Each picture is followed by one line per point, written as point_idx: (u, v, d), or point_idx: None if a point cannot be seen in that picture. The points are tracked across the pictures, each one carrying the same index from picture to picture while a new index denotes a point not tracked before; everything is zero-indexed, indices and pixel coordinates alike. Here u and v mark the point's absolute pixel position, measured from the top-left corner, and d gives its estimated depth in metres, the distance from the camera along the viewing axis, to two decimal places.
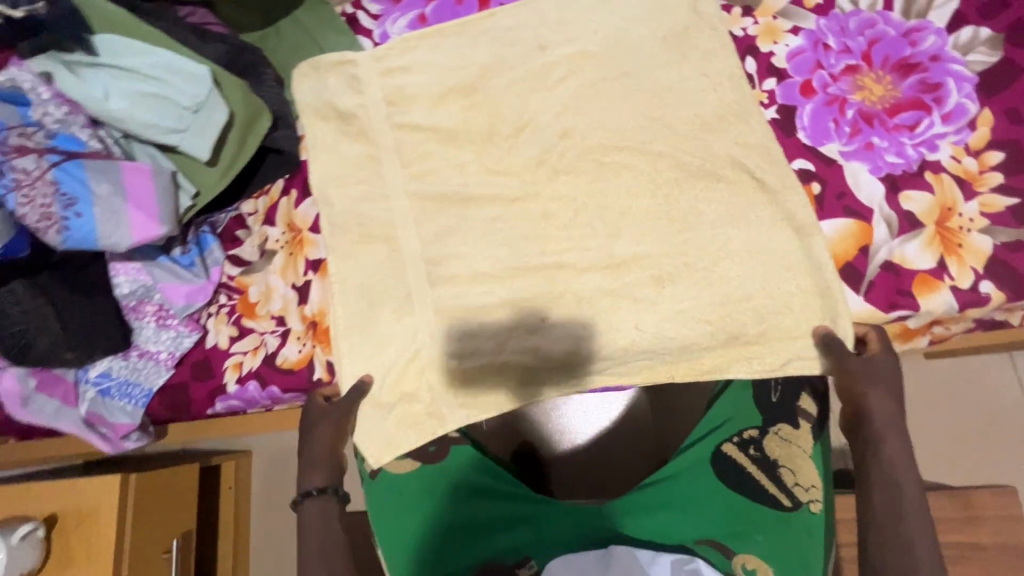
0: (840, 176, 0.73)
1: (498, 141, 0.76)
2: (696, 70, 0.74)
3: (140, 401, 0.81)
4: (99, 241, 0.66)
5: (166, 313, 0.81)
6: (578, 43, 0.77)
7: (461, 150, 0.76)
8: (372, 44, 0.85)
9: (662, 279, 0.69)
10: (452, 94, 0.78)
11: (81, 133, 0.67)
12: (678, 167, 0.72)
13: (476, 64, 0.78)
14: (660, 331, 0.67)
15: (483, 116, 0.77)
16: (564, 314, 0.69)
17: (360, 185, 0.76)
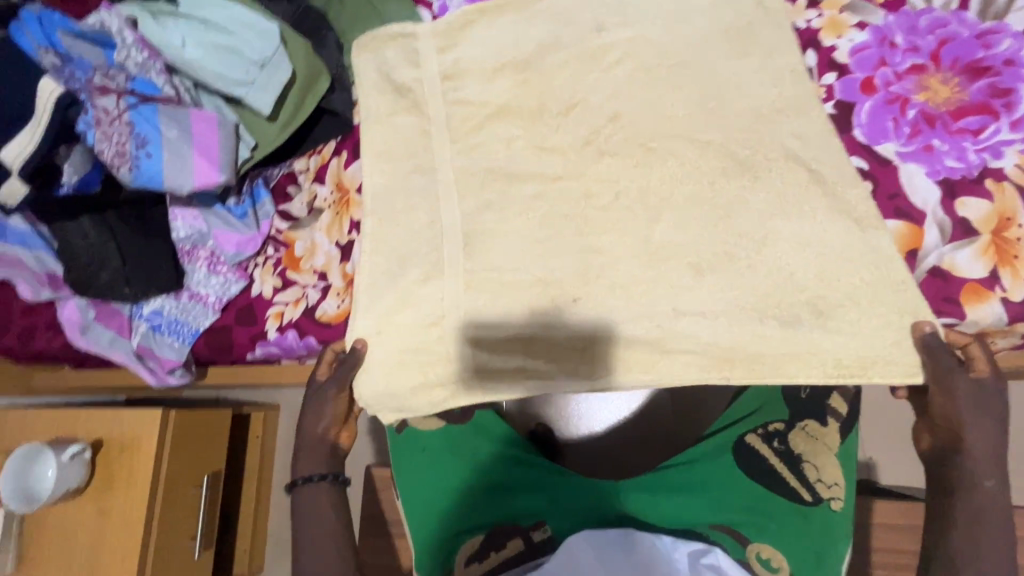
0: (894, 176, 0.71)
1: (547, 119, 0.76)
2: (756, 66, 0.74)
3: (187, 339, 0.86)
4: (165, 183, 0.70)
5: (218, 259, 0.85)
6: (637, 28, 0.77)
7: (510, 124, 0.76)
8: (431, 17, 0.85)
9: (701, 268, 0.67)
10: (507, 69, 0.78)
11: (157, 79, 0.71)
12: (727, 157, 0.71)
13: (532, 42, 0.78)
14: (700, 308, 0.64)
15: (535, 94, 0.77)
16: (598, 296, 0.67)
17: (409, 157, 0.76)
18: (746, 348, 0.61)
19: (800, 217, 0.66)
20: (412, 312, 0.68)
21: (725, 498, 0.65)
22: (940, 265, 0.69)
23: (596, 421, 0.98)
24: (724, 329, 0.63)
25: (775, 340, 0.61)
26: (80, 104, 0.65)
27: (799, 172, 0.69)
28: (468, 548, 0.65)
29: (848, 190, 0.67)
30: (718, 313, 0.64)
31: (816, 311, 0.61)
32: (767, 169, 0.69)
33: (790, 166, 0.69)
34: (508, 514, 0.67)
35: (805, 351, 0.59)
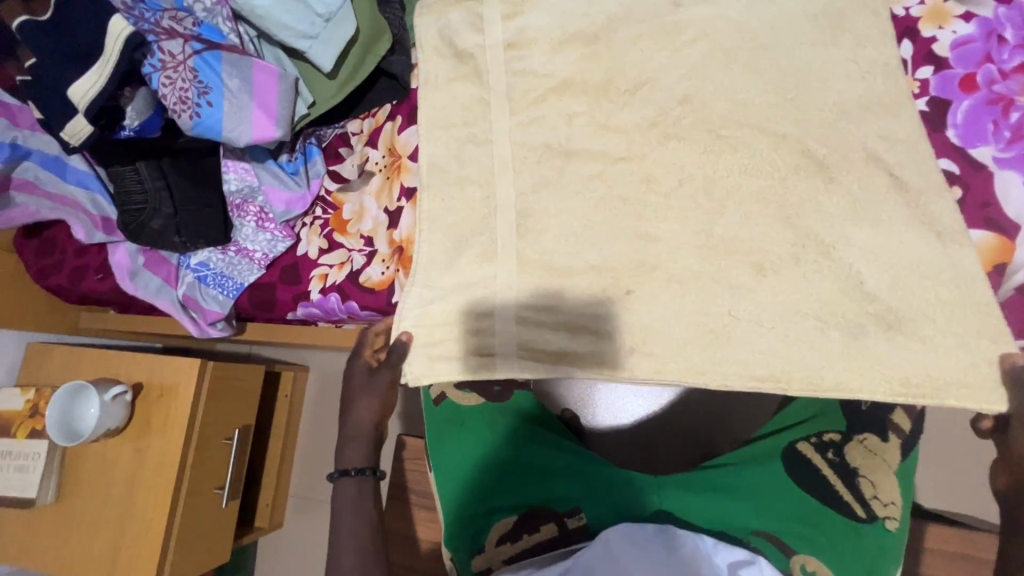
0: (988, 184, 0.66)
1: (613, 96, 0.66)
2: (847, 55, 0.62)
3: (231, 293, 0.87)
4: (223, 133, 0.69)
5: (266, 216, 0.85)
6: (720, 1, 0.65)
7: (572, 99, 0.67)
8: None
9: (763, 267, 0.58)
10: (572, 42, 0.68)
11: (223, 26, 0.70)
12: (803, 154, 0.60)
13: (603, 12, 0.68)
14: (757, 315, 0.57)
15: (603, 68, 0.67)
16: (649, 291, 0.60)
17: (464, 128, 0.69)
18: (804, 368, 0.55)
19: (874, 226, 0.57)
20: (452, 292, 0.64)
21: (769, 506, 0.62)
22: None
23: (624, 412, 0.94)
24: (783, 349, 0.55)
25: (831, 357, 0.55)
26: (146, 45, 0.63)
27: (880, 178, 0.59)
28: (500, 526, 0.66)
29: (932, 202, 0.58)
30: (776, 319, 0.56)
31: (883, 322, 0.55)
32: (843, 172, 0.59)
33: (870, 170, 0.59)
34: (542, 497, 0.66)
35: (883, 366, 0.54)
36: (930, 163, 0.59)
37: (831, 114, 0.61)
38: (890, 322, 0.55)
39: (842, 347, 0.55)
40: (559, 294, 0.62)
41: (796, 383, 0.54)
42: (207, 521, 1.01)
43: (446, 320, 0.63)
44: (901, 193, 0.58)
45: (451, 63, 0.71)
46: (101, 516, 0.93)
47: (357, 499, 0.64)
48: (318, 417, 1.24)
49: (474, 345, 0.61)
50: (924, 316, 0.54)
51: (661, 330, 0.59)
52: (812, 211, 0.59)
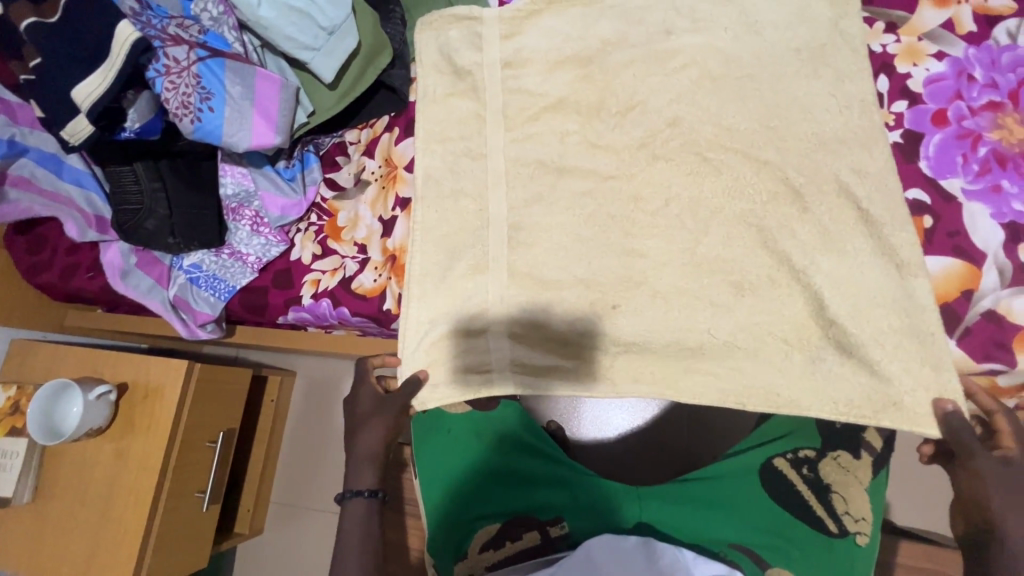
0: (957, 214, 0.69)
1: (604, 117, 0.69)
2: (827, 88, 0.64)
3: (223, 295, 0.87)
4: (223, 138, 0.70)
5: (261, 220, 0.86)
6: (710, 32, 0.68)
7: (565, 117, 0.69)
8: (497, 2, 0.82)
9: (742, 287, 0.61)
10: (568, 63, 0.71)
11: (228, 35, 0.73)
12: (781, 181, 0.63)
13: (598, 36, 0.71)
14: (733, 337, 0.60)
15: (596, 90, 0.69)
16: (634, 305, 0.63)
17: (460, 142, 0.71)
18: (778, 380, 0.57)
19: (840, 255, 0.59)
20: (443, 302, 0.65)
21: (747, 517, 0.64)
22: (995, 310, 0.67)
23: (608, 426, 0.95)
24: (760, 369, 0.58)
25: (798, 373, 0.57)
26: (153, 50, 0.65)
27: (848, 214, 0.61)
28: (484, 535, 0.67)
29: (895, 233, 0.59)
30: (747, 339, 0.59)
31: (840, 347, 0.57)
32: (816, 203, 0.62)
33: (839, 203, 0.61)
34: (526, 506, 0.67)
35: (848, 384, 0.56)
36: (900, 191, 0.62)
37: (816, 145, 0.63)
38: (846, 349, 0.57)
39: (802, 368, 0.58)
40: (549, 308, 0.64)
41: (762, 391, 0.57)
42: (188, 524, 1.00)
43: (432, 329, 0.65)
44: (866, 227, 0.60)
45: (449, 78, 0.73)
46: (80, 517, 0.92)
47: (362, 521, 0.64)
48: (303, 424, 1.24)
49: (456, 357, 0.63)
50: (884, 343, 0.56)
51: (642, 348, 0.61)
52: (790, 239, 0.61)
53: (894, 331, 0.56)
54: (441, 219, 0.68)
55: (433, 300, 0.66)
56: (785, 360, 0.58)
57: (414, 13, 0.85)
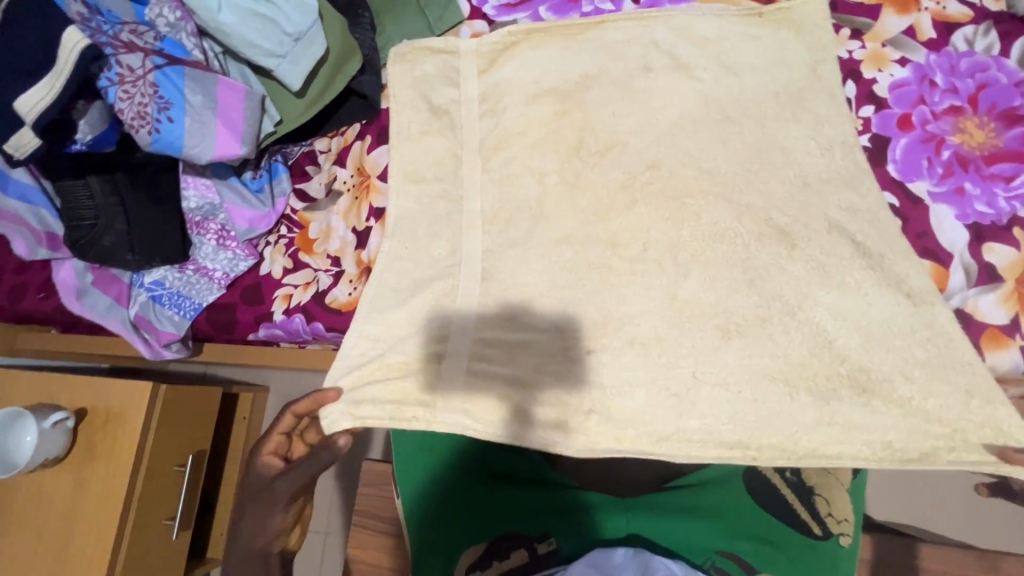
0: (924, 217, 0.71)
1: (583, 155, 0.68)
2: (805, 133, 0.65)
3: (188, 313, 0.82)
4: (184, 149, 0.68)
5: (227, 234, 0.82)
6: (690, 72, 0.69)
7: (544, 156, 0.68)
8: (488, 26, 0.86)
9: (729, 330, 0.60)
10: (547, 97, 0.70)
11: (187, 41, 0.69)
12: (765, 223, 0.62)
13: (577, 71, 0.71)
14: (723, 376, 0.58)
15: (574, 128, 0.69)
16: (616, 346, 0.61)
17: (437, 183, 0.70)
18: (774, 403, 0.56)
19: (841, 289, 0.59)
20: (415, 323, 0.62)
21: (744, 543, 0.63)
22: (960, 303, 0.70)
23: None
24: (766, 414, 0.56)
25: (809, 420, 0.55)
26: (104, 57, 0.61)
27: (843, 247, 0.61)
28: (469, 556, 0.65)
29: (897, 262, 0.60)
30: (741, 382, 0.57)
31: (858, 386, 0.56)
32: (806, 240, 0.61)
33: (834, 239, 0.61)
34: (510, 521, 0.66)
35: (859, 425, 0.55)
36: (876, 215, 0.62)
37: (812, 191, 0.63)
38: (865, 386, 0.56)
39: (815, 412, 0.56)
40: (531, 303, 0.63)
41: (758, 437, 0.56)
42: (155, 553, 0.95)
43: (401, 347, 0.61)
44: (864, 256, 0.60)
45: (426, 116, 0.73)
46: (37, 552, 0.87)
47: None
48: None
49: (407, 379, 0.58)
50: (914, 378, 0.55)
51: (625, 395, 0.59)
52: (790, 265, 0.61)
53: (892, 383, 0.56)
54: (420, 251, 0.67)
55: (385, 323, 0.63)
56: (790, 404, 0.56)
57: (382, 17, 0.88)
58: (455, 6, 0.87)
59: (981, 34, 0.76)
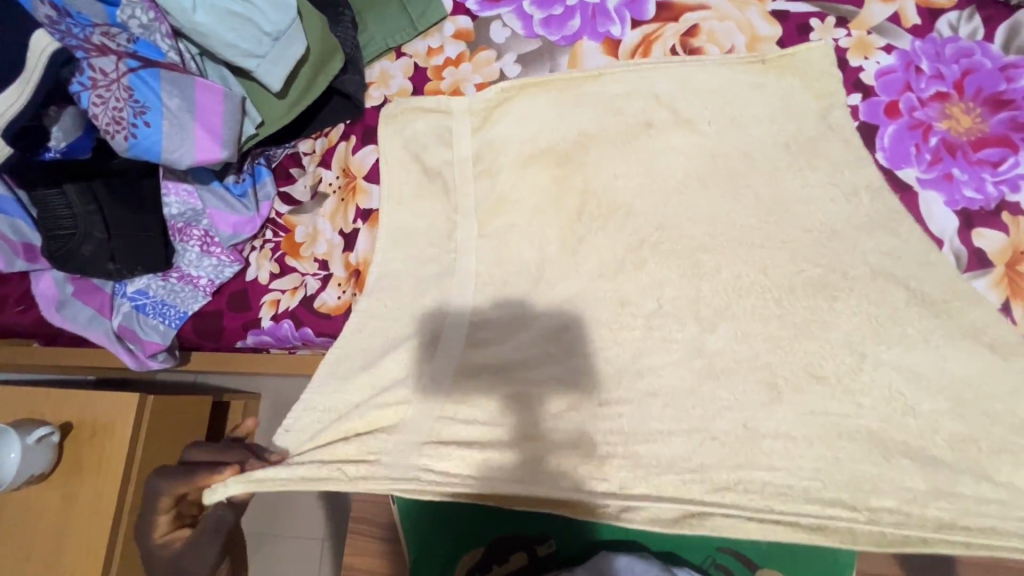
0: (913, 203, 0.71)
1: (586, 219, 0.67)
2: (825, 179, 0.64)
3: (173, 322, 0.80)
4: (162, 155, 0.66)
5: (212, 240, 0.80)
6: (692, 126, 0.69)
7: (544, 217, 0.68)
8: (471, 22, 0.86)
9: (777, 385, 0.53)
10: (544, 144, 0.71)
11: (161, 43, 0.66)
12: (797, 275, 0.59)
13: (576, 127, 0.71)
14: (783, 431, 0.51)
15: (575, 192, 0.68)
16: (638, 399, 0.55)
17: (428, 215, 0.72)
18: (869, 470, 0.48)
19: (904, 345, 0.53)
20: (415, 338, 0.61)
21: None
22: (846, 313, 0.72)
23: None
24: (861, 474, 0.48)
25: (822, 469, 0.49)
26: (74, 61, 0.59)
27: (896, 294, 0.56)
28: (468, 561, 0.65)
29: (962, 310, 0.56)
30: (811, 440, 0.50)
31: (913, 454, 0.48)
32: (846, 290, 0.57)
33: (881, 287, 0.57)
34: (509, 524, 0.66)
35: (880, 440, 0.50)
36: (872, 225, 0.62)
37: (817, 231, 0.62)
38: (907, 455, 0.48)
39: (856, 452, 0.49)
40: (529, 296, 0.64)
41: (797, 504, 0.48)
42: None
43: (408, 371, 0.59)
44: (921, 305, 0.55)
45: (418, 170, 0.75)
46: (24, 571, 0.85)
47: None
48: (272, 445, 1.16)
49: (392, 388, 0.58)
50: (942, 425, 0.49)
51: (654, 441, 0.52)
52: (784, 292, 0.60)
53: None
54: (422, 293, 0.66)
55: (342, 390, 0.58)
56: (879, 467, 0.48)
57: (363, 15, 0.87)
58: (437, 2, 0.86)
59: (965, 20, 0.76)
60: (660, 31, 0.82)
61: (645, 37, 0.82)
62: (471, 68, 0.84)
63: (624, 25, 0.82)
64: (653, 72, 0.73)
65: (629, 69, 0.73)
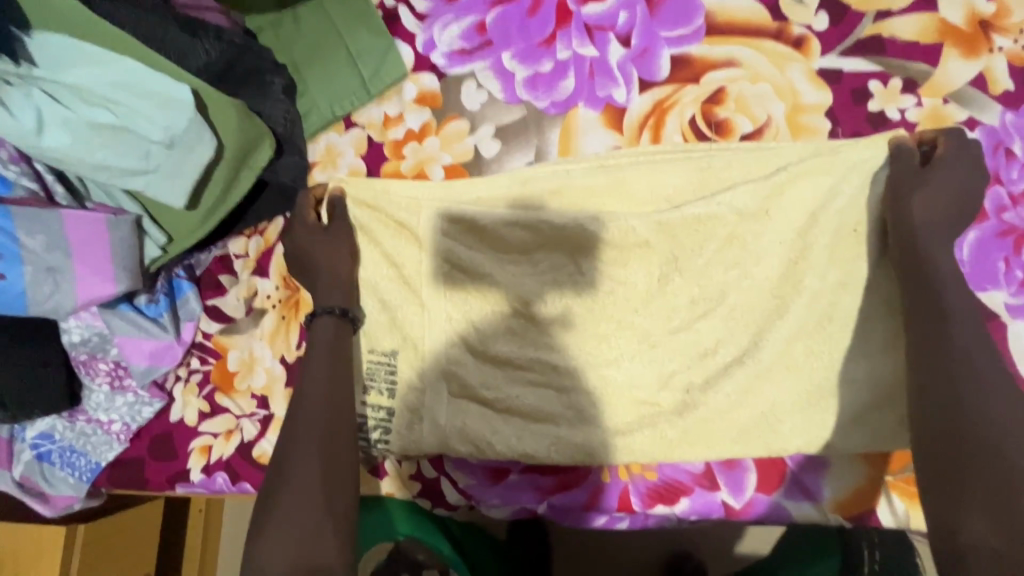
0: (1001, 337, 0.56)
1: (589, 349, 0.58)
2: (874, 312, 0.56)
3: (85, 474, 0.66)
4: (31, 305, 0.53)
5: (124, 373, 0.65)
6: (738, 233, 0.56)
7: (545, 351, 0.59)
8: (437, 79, 0.68)
9: (766, 207, 0.55)
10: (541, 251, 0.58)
11: (8, 170, 0.53)
12: (834, 379, 0.56)
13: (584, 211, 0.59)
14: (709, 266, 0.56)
15: (581, 316, 0.58)
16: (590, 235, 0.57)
17: (398, 333, 0.60)
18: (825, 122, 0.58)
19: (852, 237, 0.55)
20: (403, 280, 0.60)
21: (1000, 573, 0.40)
22: (767, 518, 0.59)
23: None
24: (790, 205, 0.55)
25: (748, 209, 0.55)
26: None
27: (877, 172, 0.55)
28: None
29: None
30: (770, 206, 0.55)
31: (801, 283, 0.56)
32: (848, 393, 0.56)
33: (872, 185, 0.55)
34: None
35: (812, 244, 0.55)
36: (888, 341, 0.55)
37: (818, 328, 0.56)
38: (807, 275, 0.56)
39: (805, 314, 0.56)
40: (521, 304, 0.59)
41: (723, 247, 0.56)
42: None
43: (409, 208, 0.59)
44: None
45: (390, 286, 0.60)
46: None
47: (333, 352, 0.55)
48: (236, 544, 1.01)
49: (392, 361, 0.60)
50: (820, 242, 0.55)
51: (617, 280, 0.58)
52: (790, 416, 0.57)
53: (970, 326, 0.48)
54: (399, 372, 0.60)
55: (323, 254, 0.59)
56: (802, 149, 0.57)
57: (303, 73, 0.69)
58: (394, 56, 0.68)
59: None
60: (676, 95, 0.64)
61: (658, 102, 0.64)
62: (438, 143, 0.67)
63: (630, 87, 0.65)
64: (669, 165, 0.59)
65: (639, 166, 0.60)
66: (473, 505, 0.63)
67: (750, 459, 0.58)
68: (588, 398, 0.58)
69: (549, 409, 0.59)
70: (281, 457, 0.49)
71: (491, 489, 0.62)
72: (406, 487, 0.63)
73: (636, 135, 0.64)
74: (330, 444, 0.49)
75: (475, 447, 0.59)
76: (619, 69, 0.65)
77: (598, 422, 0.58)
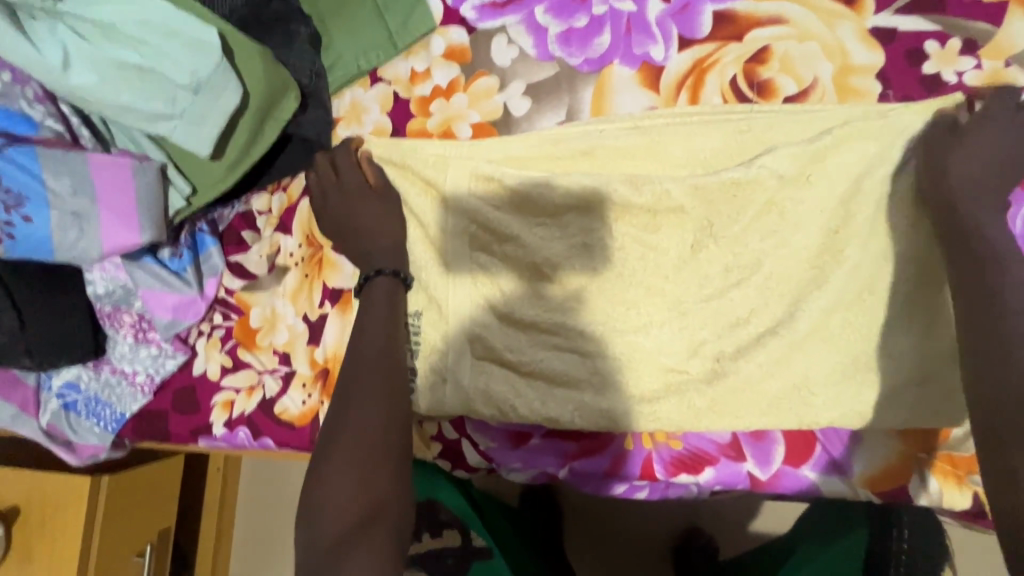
0: None
1: (617, 315, 0.57)
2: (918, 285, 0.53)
3: (110, 424, 0.67)
4: (57, 250, 0.53)
5: (147, 326, 0.65)
6: (779, 199, 0.53)
7: (571, 317, 0.57)
8: (466, 33, 0.65)
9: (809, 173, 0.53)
10: (571, 213, 0.56)
11: (32, 110, 0.52)
12: (870, 353, 0.54)
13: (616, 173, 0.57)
14: (745, 233, 0.54)
15: (610, 281, 0.57)
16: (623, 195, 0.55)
17: (422, 293, 0.59)
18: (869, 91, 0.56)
19: (897, 207, 0.53)
20: (428, 240, 0.59)
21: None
22: (793, 492, 0.58)
23: None
24: (836, 170, 0.52)
25: (789, 173, 0.52)
26: None
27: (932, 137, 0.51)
28: None
29: None
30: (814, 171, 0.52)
31: (842, 253, 0.53)
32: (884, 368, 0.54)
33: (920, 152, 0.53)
34: None
35: (856, 212, 0.53)
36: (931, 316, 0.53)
37: (856, 300, 0.54)
38: (848, 244, 0.53)
39: (845, 285, 0.54)
40: (548, 267, 0.57)
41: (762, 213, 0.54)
42: None
43: (437, 165, 0.57)
44: None
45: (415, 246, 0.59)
46: None
47: (392, 305, 0.51)
48: (254, 503, 1.02)
49: (416, 322, 0.59)
50: (863, 210, 0.53)
51: (648, 244, 0.56)
52: (822, 390, 0.55)
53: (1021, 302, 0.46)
54: (423, 333, 0.59)
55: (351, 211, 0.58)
56: (849, 113, 0.55)
57: (327, 24, 0.66)
58: (423, 10, 0.65)
59: None
60: (717, 53, 0.61)
61: (697, 61, 0.61)
62: (466, 101, 0.65)
63: (668, 44, 0.62)
64: (707, 127, 0.57)
65: (673, 127, 0.57)
66: (494, 468, 0.63)
67: (779, 431, 0.57)
68: (614, 364, 0.57)
69: (573, 374, 0.58)
70: (339, 409, 0.46)
71: (512, 453, 0.62)
72: (426, 448, 0.64)
73: (673, 96, 0.62)
74: (390, 395, 0.46)
75: (498, 409, 0.59)
76: (658, 25, 0.62)
77: (623, 389, 0.57)
